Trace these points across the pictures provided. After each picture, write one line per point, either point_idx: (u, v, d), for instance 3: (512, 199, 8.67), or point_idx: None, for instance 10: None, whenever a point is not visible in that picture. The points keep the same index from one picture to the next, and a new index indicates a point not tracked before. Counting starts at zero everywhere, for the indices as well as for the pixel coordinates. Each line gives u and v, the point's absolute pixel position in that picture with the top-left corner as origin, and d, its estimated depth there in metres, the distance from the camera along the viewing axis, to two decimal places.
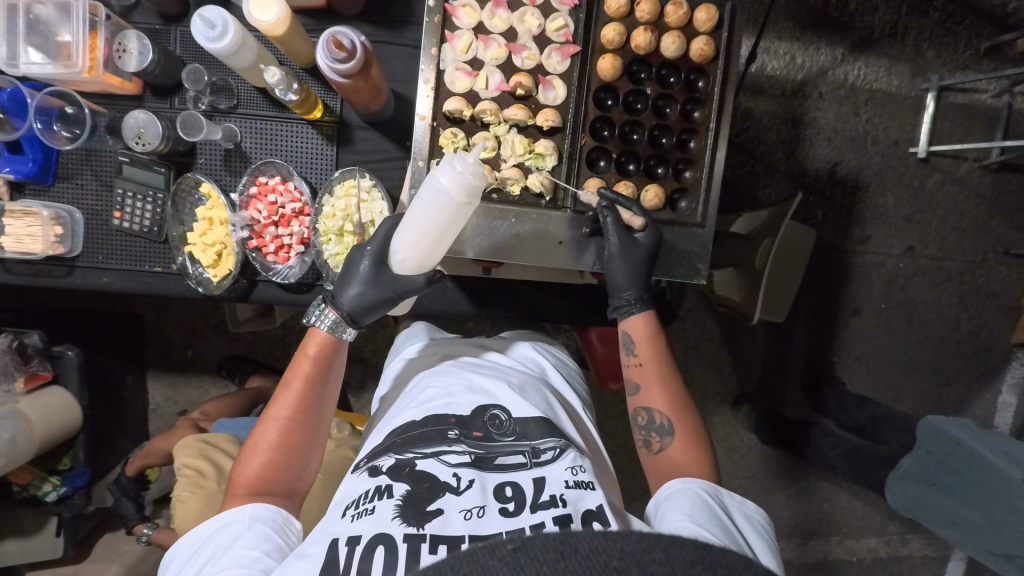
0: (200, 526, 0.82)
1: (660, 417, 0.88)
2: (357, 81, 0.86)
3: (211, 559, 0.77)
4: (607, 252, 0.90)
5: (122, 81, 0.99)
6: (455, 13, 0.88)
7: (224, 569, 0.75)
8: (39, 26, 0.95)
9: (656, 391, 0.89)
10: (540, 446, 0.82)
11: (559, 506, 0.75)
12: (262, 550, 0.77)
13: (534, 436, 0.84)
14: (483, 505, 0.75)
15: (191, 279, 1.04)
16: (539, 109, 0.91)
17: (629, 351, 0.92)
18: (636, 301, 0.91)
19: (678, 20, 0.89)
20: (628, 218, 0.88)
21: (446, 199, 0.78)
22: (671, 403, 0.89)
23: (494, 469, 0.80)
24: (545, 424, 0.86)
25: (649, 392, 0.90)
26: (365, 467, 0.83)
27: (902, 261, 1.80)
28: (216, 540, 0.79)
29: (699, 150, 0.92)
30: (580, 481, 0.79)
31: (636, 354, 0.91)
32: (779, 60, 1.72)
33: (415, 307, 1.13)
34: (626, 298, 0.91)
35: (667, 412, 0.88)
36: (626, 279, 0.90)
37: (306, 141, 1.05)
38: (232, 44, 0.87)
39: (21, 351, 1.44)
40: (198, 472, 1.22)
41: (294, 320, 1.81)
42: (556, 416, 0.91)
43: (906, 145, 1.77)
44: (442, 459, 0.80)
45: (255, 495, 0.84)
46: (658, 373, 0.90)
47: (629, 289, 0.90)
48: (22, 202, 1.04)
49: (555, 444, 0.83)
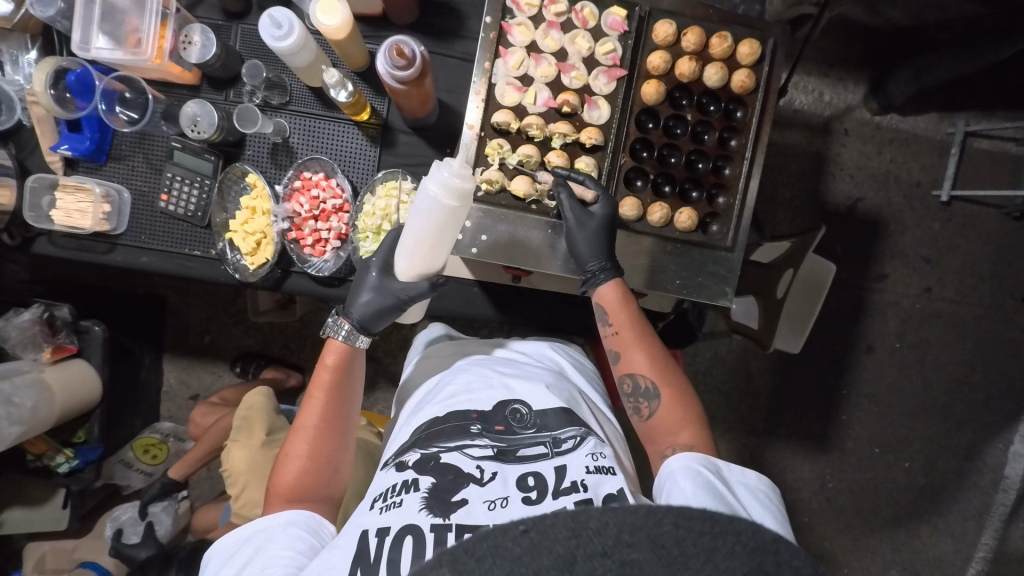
0: (238, 529, 0.85)
1: (645, 382, 0.87)
2: (412, 88, 0.89)
3: (250, 559, 0.80)
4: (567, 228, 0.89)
5: (182, 71, 1.04)
6: (510, 30, 0.91)
7: (262, 569, 0.77)
8: (113, 15, 1.00)
9: (635, 353, 0.88)
10: (560, 436, 0.84)
11: (580, 491, 0.77)
12: (297, 550, 0.79)
13: (554, 427, 0.85)
14: (505, 496, 0.76)
15: (229, 265, 1.09)
16: (583, 127, 0.93)
17: (604, 322, 0.91)
18: (601, 267, 0.89)
19: (721, 52, 0.92)
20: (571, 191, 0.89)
21: (437, 205, 0.81)
22: (655, 365, 0.87)
23: (516, 461, 0.81)
24: (565, 415, 0.88)
25: (629, 358, 0.88)
26: (391, 464, 0.85)
27: (918, 301, 1.82)
28: (253, 543, 0.81)
29: (733, 177, 0.95)
30: (600, 467, 0.81)
31: (610, 324, 0.89)
32: (806, 95, 1.76)
33: (439, 309, 1.15)
34: (599, 264, 0.89)
35: (652, 376, 0.87)
36: (588, 249, 0.88)
37: (352, 141, 1.09)
38: (295, 45, 0.90)
39: (50, 322, 1.48)
40: (247, 429, 1.29)
41: (313, 315, 1.86)
42: (578, 407, 0.93)
43: (929, 187, 1.80)
44: (465, 451, 0.82)
45: (291, 502, 0.86)
46: (636, 337, 0.88)
47: (592, 258, 0.88)
48: (75, 177, 1.09)
49: (575, 433, 0.85)
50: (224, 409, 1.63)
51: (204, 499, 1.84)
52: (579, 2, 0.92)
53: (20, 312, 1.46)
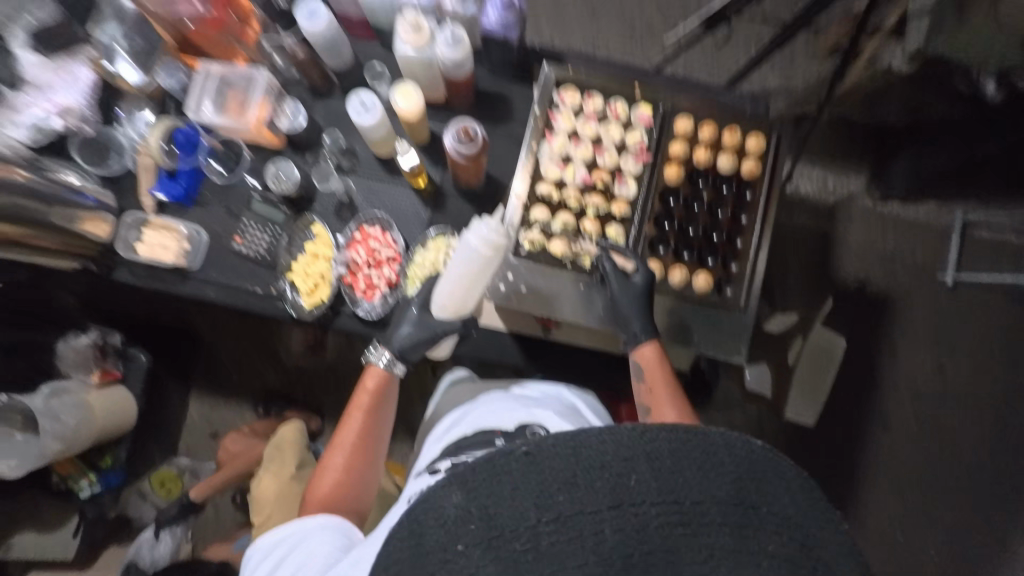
0: (277, 529, 0.90)
1: None
2: (470, 163, 1.05)
3: (291, 554, 0.85)
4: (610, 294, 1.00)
5: (272, 135, 1.22)
6: (554, 118, 1.08)
7: (306, 560, 0.82)
8: (225, 89, 1.21)
9: (666, 409, 0.95)
10: None
11: None
12: (336, 545, 0.84)
13: None
14: None
15: (288, 302, 1.21)
16: (613, 199, 1.09)
17: (638, 377, 0.99)
18: (642, 330, 0.99)
19: (732, 143, 1.09)
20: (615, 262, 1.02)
21: (475, 255, 0.93)
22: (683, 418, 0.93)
23: None
24: None
25: (660, 411, 0.95)
26: (422, 473, 0.92)
27: (931, 380, 1.86)
28: (294, 540, 0.87)
29: (745, 248, 1.07)
30: None
31: (643, 380, 0.98)
32: (811, 183, 1.93)
33: (470, 355, 1.24)
34: (638, 328, 0.99)
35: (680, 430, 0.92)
36: (630, 313, 0.98)
37: (408, 202, 1.25)
38: (374, 122, 1.08)
39: (102, 348, 1.59)
40: (279, 461, 1.35)
41: (341, 359, 1.95)
42: None
43: (934, 270, 1.91)
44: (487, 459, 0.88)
45: (325, 512, 0.94)
46: (667, 392, 0.96)
47: (636, 321, 0.98)
48: (164, 217, 1.26)
49: None
50: (255, 440, 1.71)
51: (210, 538, 1.84)
52: (613, 101, 1.10)
53: (78, 335, 1.55)
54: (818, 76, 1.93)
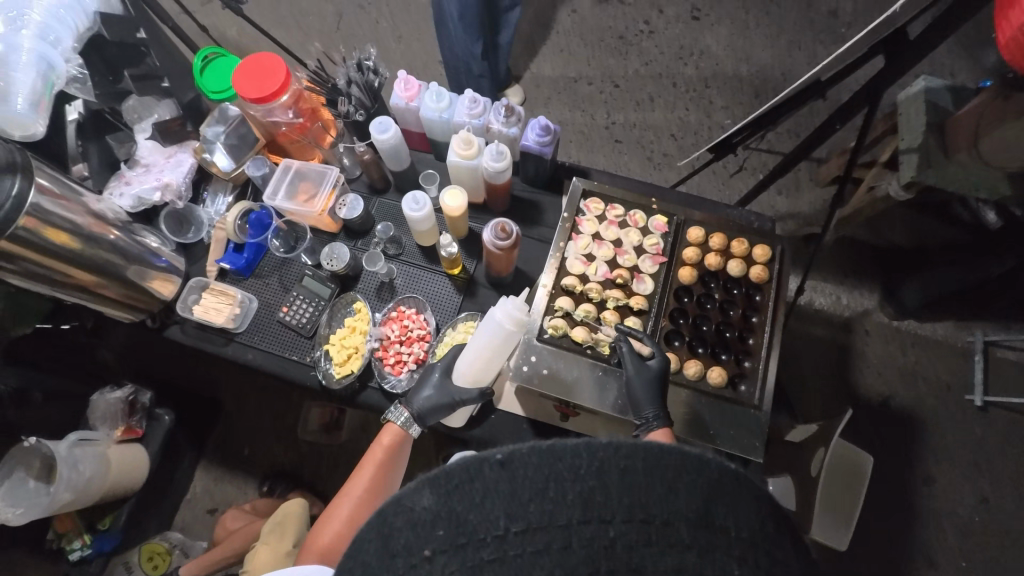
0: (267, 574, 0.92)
1: None
2: (504, 254, 1.18)
3: None
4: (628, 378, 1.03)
5: (331, 222, 1.41)
6: (580, 222, 1.23)
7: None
8: (299, 181, 1.41)
9: None
10: None
11: None
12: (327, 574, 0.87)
13: None
14: None
15: (320, 371, 1.29)
16: (632, 294, 1.18)
17: None
18: (655, 415, 0.98)
19: (740, 251, 1.20)
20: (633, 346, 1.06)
21: (499, 328, 1.00)
22: None
23: None
24: None
25: None
26: None
27: (978, 513, 1.78)
28: None
29: (756, 346, 1.13)
30: None
31: None
32: (824, 296, 2.01)
33: (487, 438, 1.27)
34: (652, 412, 0.99)
35: None
36: (645, 397, 1.00)
37: (442, 288, 1.37)
38: (424, 216, 1.24)
39: (132, 403, 1.66)
40: (277, 539, 1.31)
41: (354, 442, 1.96)
42: None
43: (962, 390, 1.89)
44: None
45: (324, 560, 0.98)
46: None
47: (649, 405, 0.99)
48: (223, 284, 1.39)
49: None
50: (252, 516, 1.67)
51: None
52: (633, 210, 1.25)
53: (113, 390, 1.63)
54: (820, 201, 2.12)
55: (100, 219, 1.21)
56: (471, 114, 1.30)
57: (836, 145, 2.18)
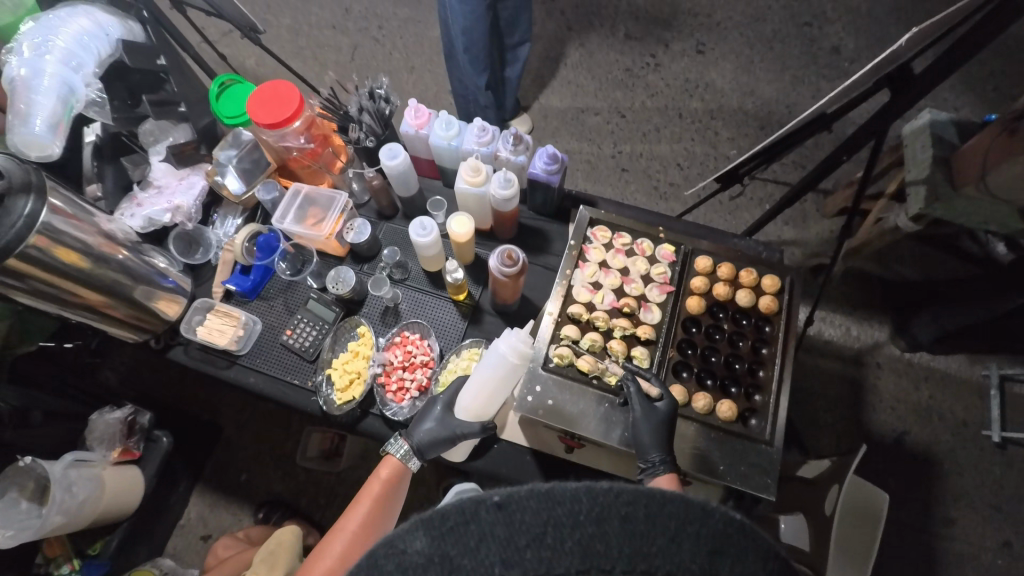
0: None
1: None
2: (510, 281, 1.17)
3: None
4: (634, 418, 1.01)
5: (338, 246, 1.41)
6: (587, 250, 1.23)
7: None
8: (308, 205, 1.42)
9: None
10: None
11: None
12: None
13: None
14: None
15: (321, 396, 1.27)
16: (639, 324, 1.16)
17: None
18: (661, 459, 0.97)
19: (749, 281, 1.18)
20: (640, 385, 1.04)
21: (502, 360, 0.98)
22: None
23: None
24: None
25: None
26: None
27: (999, 557, 1.71)
28: None
29: (767, 378, 1.10)
30: None
31: None
32: (834, 327, 1.99)
33: (489, 468, 1.24)
34: (657, 456, 0.97)
35: None
36: (651, 440, 0.98)
37: (447, 314, 1.36)
38: (431, 242, 1.24)
39: (130, 424, 1.63)
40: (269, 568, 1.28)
41: (352, 471, 1.92)
42: None
43: (977, 427, 1.84)
44: None
45: None
46: None
47: (654, 449, 0.97)
48: (228, 305, 1.39)
49: None
50: (246, 546, 1.62)
51: None
52: (640, 239, 1.24)
53: (113, 410, 1.61)
54: (827, 233, 2.12)
55: (110, 240, 1.21)
56: (480, 143, 1.32)
57: (842, 176, 2.19)
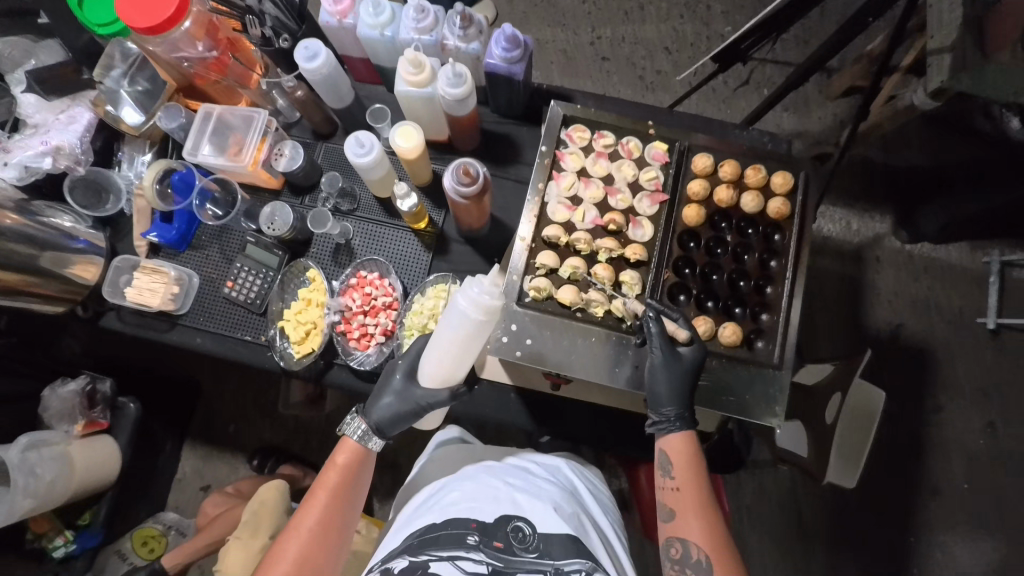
0: None
1: (696, 552, 0.81)
2: (472, 204, 0.99)
3: None
4: (652, 364, 0.89)
5: (270, 177, 1.19)
6: (563, 157, 1.02)
7: None
8: (223, 130, 1.18)
9: (690, 520, 0.83)
10: (563, 568, 0.79)
11: None
12: None
13: (558, 556, 0.80)
14: None
15: (276, 352, 1.13)
16: (627, 243, 1.00)
17: (666, 473, 0.87)
18: (676, 415, 0.88)
19: (756, 181, 1.00)
20: (664, 328, 0.90)
21: (465, 319, 0.84)
22: (710, 538, 0.81)
23: None
24: (572, 543, 0.82)
25: (683, 522, 0.83)
26: (378, 569, 0.82)
27: (983, 438, 1.69)
28: None
29: (776, 297, 0.96)
30: None
31: (673, 479, 0.86)
32: (834, 223, 1.82)
33: (470, 411, 1.14)
34: (673, 412, 0.88)
35: (703, 545, 0.81)
36: (668, 393, 0.87)
37: (408, 247, 1.18)
38: (372, 162, 1.03)
39: (90, 396, 1.47)
40: (255, 526, 1.23)
41: (339, 412, 1.85)
42: (588, 535, 0.86)
43: (973, 315, 1.76)
44: (456, 564, 0.78)
45: None
46: (697, 500, 0.83)
47: (670, 403, 0.87)
48: (155, 260, 1.19)
49: (581, 568, 0.79)
50: (236, 501, 1.57)
51: None
52: (625, 138, 1.03)
53: (67, 382, 1.45)
54: (833, 118, 1.88)
55: None
56: (419, 30, 1.06)
57: (852, 50, 1.90)
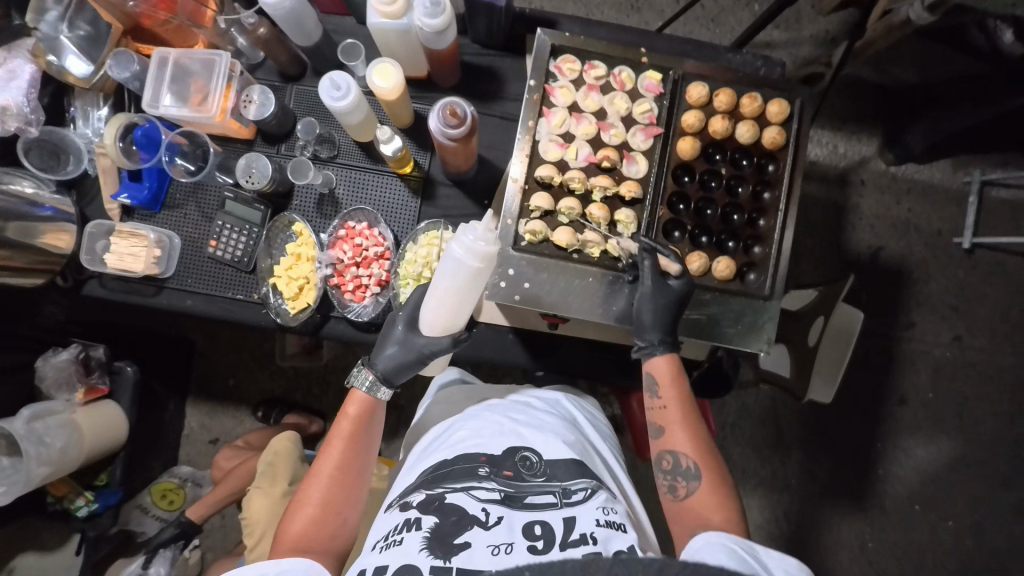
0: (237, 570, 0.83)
1: (685, 460, 0.85)
2: (460, 145, 0.95)
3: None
4: (639, 293, 0.91)
5: (240, 127, 1.12)
6: (553, 92, 0.97)
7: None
8: (183, 77, 1.09)
9: (679, 432, 0.87)
10: (570, 487, 0.84)
11: (588, 543, 0.76)
12: None
13: (564, 478, 0.85)
14: (510, 542, 0.76)
15: (271, 309, 1.12)
16: (621, 180, 0.98)
17: (652, 393, 0.90)
18: (657, 341, 0.90)
19: (752, 111, 0.97)
20: (656, 262, 0.92)
21: (460, 266, 0.84)
22: (696, 445, 0.85)
23: (523, 508, 0.81)
24: (576, 466, 0.87)
25: (671, 433, 0.87)
26: (396, 505, 0.86)
27: (950, 349, 1.80)
28: None
29: (768, 229, 0.98)
30: (610, 521, 0.80)
31: (658, 396, 0.89)
32: (822, 147, 1.81)
33: (470, 354, 1.16)
34: (655, 338, 0.91)
35: (692, 455, 0.85)
36: (651, 320, 0.90)
37: (394, 192, 1.14)
38: (350, 105, 0.97)
39: (85, 362, 1.46)
40: (272, 475, 1.28)
41: (338, 362, 1.88)
42: (590, 460, 0.93)
43: (950, 235, 1.81)
44: (471, 493, 0.82)
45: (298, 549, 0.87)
46: (681, 415, 0.87)
47: (653, 330, 0.90)
48: (131, 224, 1.14)
49: (586, 485, 0.85)
50: (248, 452, 1.63)
51: (215, 549, 1.79)
52: (617, 68, 0.99)
53: (58, 351, 1.43)
54: (824, 35, 1.81)
55: None
56: None
57: None
